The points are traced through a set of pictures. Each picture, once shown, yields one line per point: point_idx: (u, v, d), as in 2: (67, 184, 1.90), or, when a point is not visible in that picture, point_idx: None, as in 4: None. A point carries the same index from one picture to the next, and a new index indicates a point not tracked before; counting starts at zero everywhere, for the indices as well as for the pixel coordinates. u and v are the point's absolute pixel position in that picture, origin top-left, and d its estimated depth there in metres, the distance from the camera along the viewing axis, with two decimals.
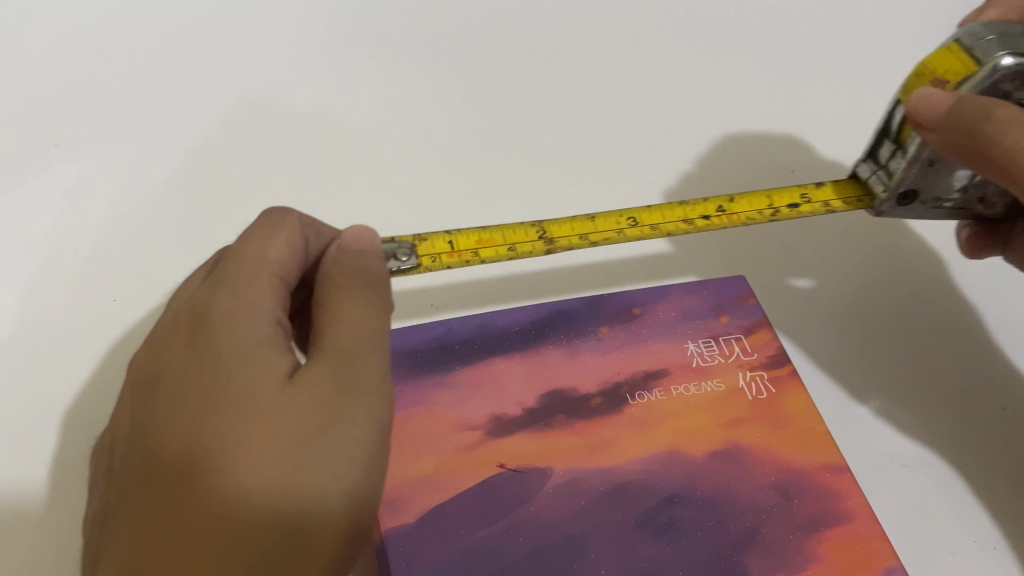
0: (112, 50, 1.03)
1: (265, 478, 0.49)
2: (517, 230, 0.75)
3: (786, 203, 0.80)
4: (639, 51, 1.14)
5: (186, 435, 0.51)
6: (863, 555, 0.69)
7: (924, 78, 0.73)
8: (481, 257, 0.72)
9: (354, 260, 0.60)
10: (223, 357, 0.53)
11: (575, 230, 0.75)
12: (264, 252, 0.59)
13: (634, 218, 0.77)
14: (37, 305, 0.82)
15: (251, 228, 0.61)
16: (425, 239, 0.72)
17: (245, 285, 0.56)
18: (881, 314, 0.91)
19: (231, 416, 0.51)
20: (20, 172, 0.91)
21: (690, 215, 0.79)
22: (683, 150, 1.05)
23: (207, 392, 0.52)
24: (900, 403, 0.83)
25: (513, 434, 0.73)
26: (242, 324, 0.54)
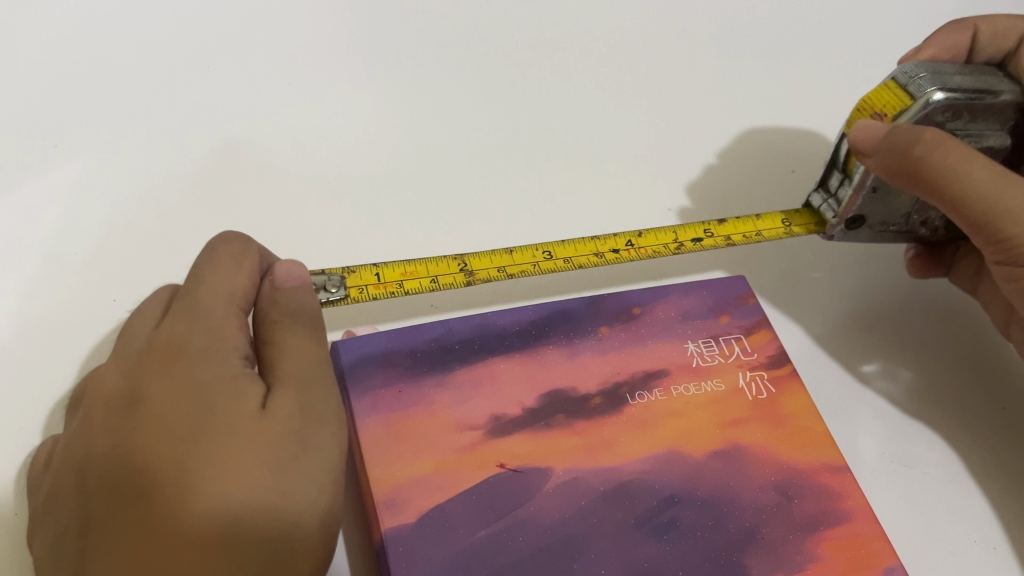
0: (113, 49, 1.03)
1: (248, 495, 0.54)
2: (440, 263, 0.81)
3: (689, 236, 0.87)
4: (638, 52, 1.15)
5: (166, 459, 0.54)
6: (863, 555, 0.70)
7: (864, 113, 0.80)
8: (406, 288, 0.78)
9: (292, 293, 0.65)
10: (200, 386, 0.57)
11: (494, 263, 0.83)
12: (229, 286, 0.63)
13: (550, 251, 0.85)
14: (37, 305, 0.82)
15: (207, 260, 0.64)
16: (353, 272, 0.79)
17: (213, 319, 0.61)
18: (880, 314, 0.91)
19: (213, 442, 0.55)
20: (20, 172, 0.91)
21: (601, 249, 0.86)
22: (684, 149, 1.05)
23: (185, 418, 0.56)
24: (900, 403, 0.83)
25: (513, 434, 0.73)
26: (216, 356, 0.59)
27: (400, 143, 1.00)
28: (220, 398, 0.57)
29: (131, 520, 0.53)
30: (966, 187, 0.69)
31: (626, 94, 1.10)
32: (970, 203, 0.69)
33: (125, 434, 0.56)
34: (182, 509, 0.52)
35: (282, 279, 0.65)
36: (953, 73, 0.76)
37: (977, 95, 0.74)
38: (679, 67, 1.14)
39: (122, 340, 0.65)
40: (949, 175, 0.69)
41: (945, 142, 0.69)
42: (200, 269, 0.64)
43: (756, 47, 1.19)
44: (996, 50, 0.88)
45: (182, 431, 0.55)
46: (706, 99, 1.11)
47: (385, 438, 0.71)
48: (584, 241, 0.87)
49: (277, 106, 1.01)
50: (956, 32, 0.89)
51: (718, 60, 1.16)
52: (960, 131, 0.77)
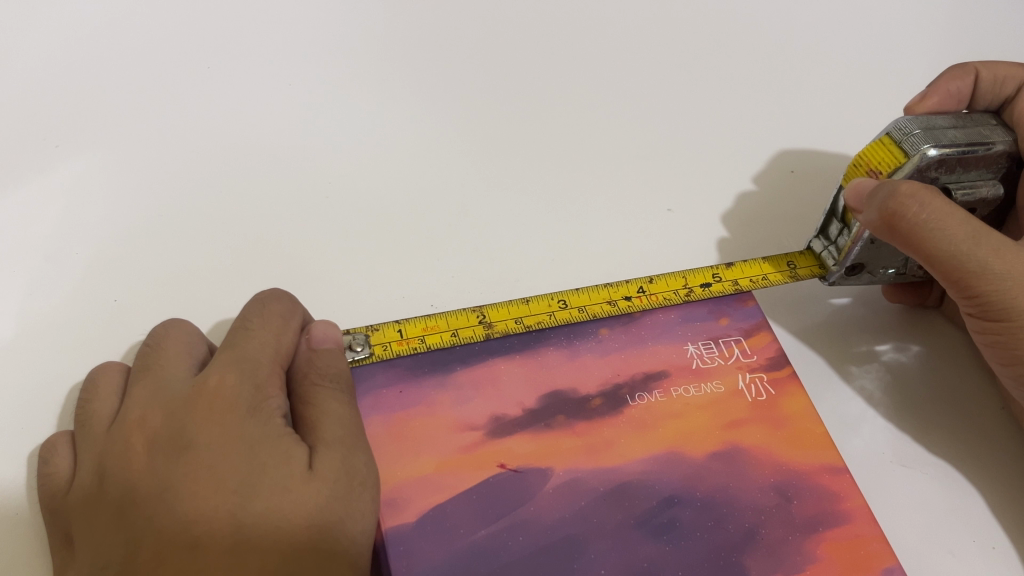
0: (114, 52, 1.04)
1: (283, 539, 0.59)
2: (459, 316, 0.82)
3: (699, 282, 0.88)
4: (637, 49, 1.15)
5: (211, 503, 0.59)
6: (863, 555, 0.70)
7: (862, 169, 0.79)
8: (427, 344, 0.78)
9: (330, 354, 0.71)
10: (247, 439, 0.63)
11: (511, 313, 0.82)
12: (275, 342, 0.70)
13: (564, 300, 0.85)
14: (36, 307, 0.82)
15: (256, 319, 0.71)
16: (377, 329, 0.79)
17: (259, 371, 0.67)
18: (881, 314, 0.91)
19: (257, 493, 0.60)
20: (20, 173, 0.92)
21: (613, 297, 0.86)
22: (687, 146, 1.04)
23: (237, 461, 0.61)
24: (898, 402, 0.83)
25: (513, 435, 0.73)
26: (264, 414, 0.65)
27: (402, 144, 1.00)
28: (268, 443, 0.63)
29: (190, 554, 0.57)
30: (945, 243, 0.67)
31: (630, 93, 1.09)
32: (946, 259, 0.68)
33: (177, 475, 0.61)
34: (223, 551, 0.58)
35: (319, 341, 0.71)
36: (946, 127, 0.75)
37: (969, 147, 0.74)
38: (682, 66, 1.14)
39: (155, 380, 0.68)
40: (927, 231, 0.68)
41: (923, 196, 0.68)
42: (249, 324, 0.71)
43: (763, 46, 1.18)
44: (994, 96, 0.87)
45: (234, 474, 0.61)
46: (711, 97, 1.10)
47: (386, 438, 0.72)
48: (597, 288, 0.87)
49: (277, 104, 1.01)
50: (957, 77, 0.88)
51: (723, 60, 1.15)
52: (954, 184, 0.76)
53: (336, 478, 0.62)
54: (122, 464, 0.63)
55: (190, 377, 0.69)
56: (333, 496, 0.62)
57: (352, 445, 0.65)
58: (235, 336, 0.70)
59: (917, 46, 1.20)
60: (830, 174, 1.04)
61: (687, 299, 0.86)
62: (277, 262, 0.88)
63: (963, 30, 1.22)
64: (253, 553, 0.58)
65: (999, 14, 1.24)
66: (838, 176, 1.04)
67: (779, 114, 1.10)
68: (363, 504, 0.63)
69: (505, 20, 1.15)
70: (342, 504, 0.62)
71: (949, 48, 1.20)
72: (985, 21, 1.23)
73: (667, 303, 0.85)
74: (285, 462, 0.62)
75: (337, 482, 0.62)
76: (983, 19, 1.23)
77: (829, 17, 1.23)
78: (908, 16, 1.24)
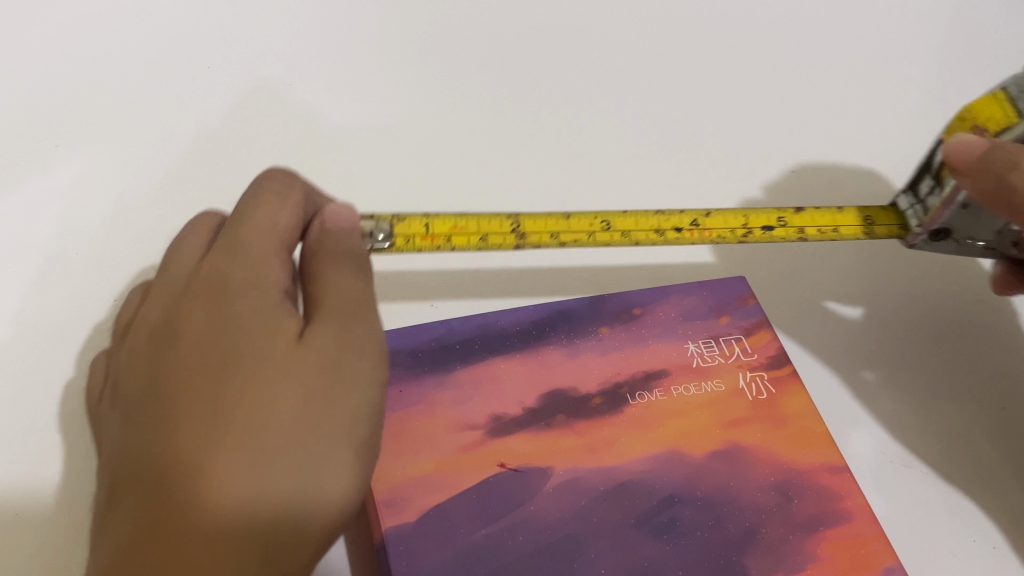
0: (113, 51, 1.04)
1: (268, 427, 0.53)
2: (492, 221, 0.79)
3: (760, 225, 0.82)
4: (635, 52, 1.15)
5: (195, 394, 0.54)
6: (864, 555, 0.69)
7: (965, 123, 0.73)
8: (452, 244, 0.77)
9: (342, 235, 0.67)
10: (237, 319, 0.57)
11: (547, 228, 0.79)
12: (272, 219, 0.64)
13: (608, 223, 0.81)
14: (35, 306, 0.82)
15: (254, 197, 0.65)
16: (403, 220, 0.78)
17: (254, 251, 0.61)
18: (877, 316, 0.91)
19: (238, 381, 0.54)
20: (20, 172, 0.92)
21: (663, 227, 0.82)
22: (685, 152, 1.05)
23: (222, 345, 0.56)
24: (898, 404, 0.83)
25: (513, 434, 0.73)
26: (258, 291, 0.59)
27: (401, 146, 1.01)
28: (261, 323, 0.58)
29: (161, 439, 0.52)
30: None
31: (627, 96, 1.10)
32: None
33: (165, 366, 0.56)
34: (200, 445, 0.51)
35: (333, 221, 0.68)
36: None
37: None
38: (681, 70, 1.14)
39: (164, 280, 0.65)
40: None
41: None
42: (246, 202, 0.65)
43: (759, 49, 1.19)
44: None
45: (217, 361, 0.55)
46: (708, 101, 1.12)
47: (386, 437, 0.72)
48: (643, 216, 0.82)
49: (279, 105, 1.02)
50: None
51: (720, 65, 1.16)
52: None
53: (329, 354, 0.58)
54: (127, 364, 0.60)
55: (195, 264, 0.65)
56: (328, 377, 0.57)
57: (353, 319, 0.61)
58: (234, 216, 0.65)
59: (912, 46, 1.21)
60: (826, 177, 1.05)
61: (743, 239, 0.81)
62: None
63: (959, 29, 1.23)
64: (228, 448, 0.51)
65: (997, 12, 1.24)
66: (835, 180, 1.04)
67: (776, 117, 1.11)
68: (362, 385, 0.59)
69: (503, 19, 1.15)
70: (338, 381, 0.57)
71: (945, 47, 1.21)
72: (982, 20, 1.24)
73: (719, 241, 0.81)
74: (275, 342, 0.57)
75: (329, 360, 0.58)
76: (980, 18, 1.24)
77: (825, 19, 1.24)
78: (904, 18, 1.25)
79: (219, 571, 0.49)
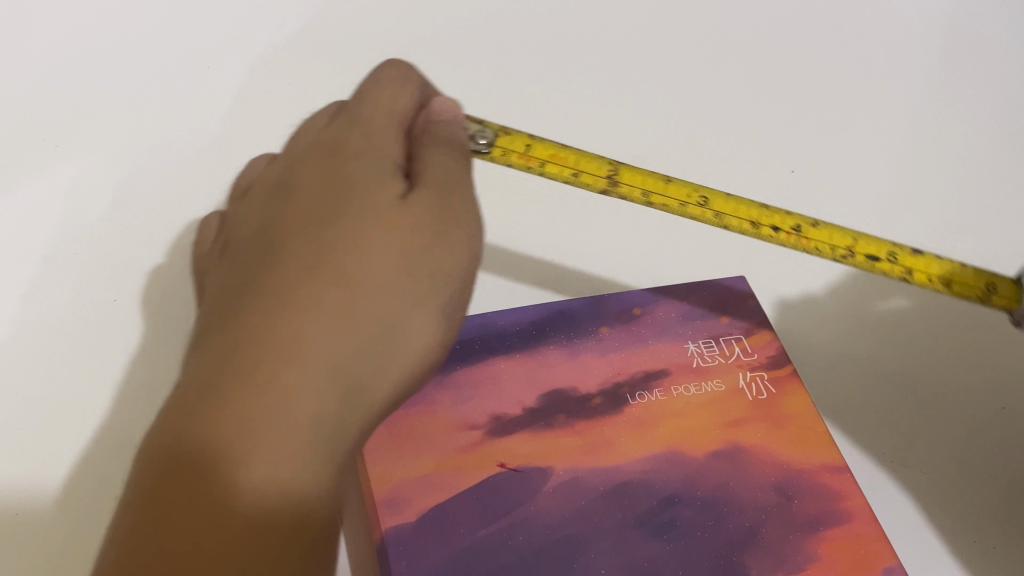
0: (106, 45, 1.03)
1: (363, 279, 0.55)
2: (592, 162, 0.77)
3: (866, 250, 0.77)
4: (636, 34, 1.11)
5: (302, 235, 0.57)
6: (864, 555, 0.69)
7: None
8: (544, 170, 0.76)
9: (445, 124, 0.67)
10: (344, 179, 0.60)
11: (642, 184, 0.77)
12: (389, 97, 0.67)
13: (707, 199, 0.78)
14: (38, 307, 0.83)
15: (374, 80, 0.68)
16: (507, 133, 0.77)
17: (377, 125, 0.64)
18: (874, 372, 0.92)
19: (342, 229, 0.57)
20: (18, 171, 0.91)
21: (761, 220, 0.78)
22: (686, 147, 1.03)
23: (330, 199, 0.59)
24: (925, 465, 0.84)
25: (513, 434, 0.73)
26: (367, 157, 0.62)
27: None
28: (367, 184, 0.60)
29: (266, 267, 0.56)
30: None
31: (629, 84, 1.07)
32: None
33: (279, 212, 0.60)
34: (302, 281, 0.54)
35: (439, 111, 0.68)
36: None
37: None
38: (695, 61, 1.10)
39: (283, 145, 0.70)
40: None
41: None
42: (364, 84, 0.68)
43: (769, 26, 1.14)
44: None
45: (324, 212, 0.58)
46: (712, 87, 1.08)
47: (386, 437, 0.72)
48: (761, 208, 0.79)
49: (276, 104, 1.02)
50: None
51: (739, 53, 1.11)
52: None
53: (425, 221, 0.59)
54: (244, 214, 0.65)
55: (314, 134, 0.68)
56: (423, 242, 0.58)
57: (449, 199, 0.62)
58: (355, 92, 0.68)
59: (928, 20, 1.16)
60: (834, 170, 1.01)
61: (838, 259, 0.77)
62: None
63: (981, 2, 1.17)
64: (327, 287, 0.54)
65: None
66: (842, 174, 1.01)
67: (784, 103, 1.07)
68: (450, 262, 0.60)
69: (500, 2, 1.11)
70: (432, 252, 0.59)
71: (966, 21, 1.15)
72: None
73: (817, 254, 0.77)
74: (377, 202, 0.59)
75: (425, 228, 0.59)
76: None
77: None
78: None
79: (303, 399, 0.50)
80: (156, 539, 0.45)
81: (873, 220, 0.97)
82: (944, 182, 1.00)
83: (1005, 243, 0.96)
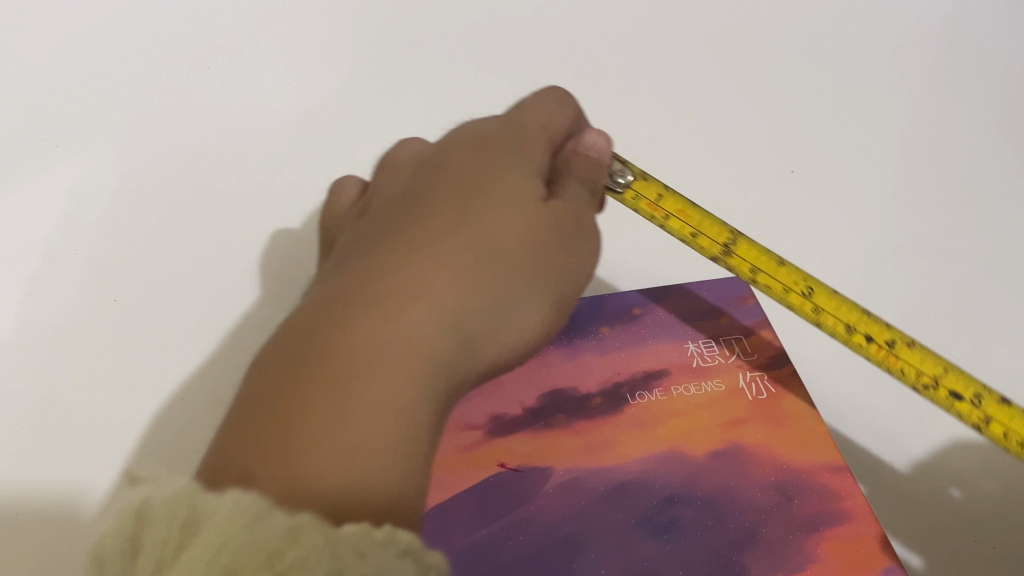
0: (103, 44, 1.01)
1: (488, 282, 0.56)
2: (713, 226, 0.74)
3: (951, 387, 0.66)
4: (639, 29, 1.10)
5: (449, 218, 0.58)
6: (864, 555, 0.66)
7: None
8: (666, 224, 0.74)
9: (591, 161, 0.69)
10: (490, 175, 0.61)
11: (755, 261, 0.73)
12: (549, 112, 0.67)
13: (813, 290, 0.71)
14: (40, 309, 0.84)
15: (542, 94, 0.69)
16: (647, 179, 0.75)
17: (526, 124, 0.66)
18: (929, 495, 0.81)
19: (484, 224, 0.58)
20: (19, 172, 0.91)
21: (859, 326, 0.70)
22: (684, 149, 1.03)
23: (478, 189, 0.60)
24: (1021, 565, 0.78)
25: (513, 434, 0.74)
26: (516, 162, 0.63)
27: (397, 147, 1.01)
28: (511, 186, 0.61)
29: (406, 236, 0.57)
30: None
31: (629, 85, 1.07)
32: None
33: (429, 189, 0.61)
34: (442, 263, 0.55)
35: (584, 147, 0.69)
36: None
37: None
38: (698, 58, 1.09)
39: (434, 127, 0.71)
40: None
41: None
42: (529, 96, 0.69)
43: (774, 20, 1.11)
44: None
45: (471, 200, 0.59)
46: (714, 85, 1.07)
47: None
48: (864, 314, 0.70)
49: (277, 107, 1.02)
50: None
51: (743, 48, 1.09)
52: None
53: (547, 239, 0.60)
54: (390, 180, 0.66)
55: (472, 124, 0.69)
56: (540, 261, 0.59)
57: (575, 230, 0.63)
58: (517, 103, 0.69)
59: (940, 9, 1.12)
60: (835, 169, 1.01)
61: (916, 388, 0.67)
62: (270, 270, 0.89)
63: None
64: (458, 279, 0.54)
65: None
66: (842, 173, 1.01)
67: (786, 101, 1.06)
68: (556, 290, 0.61)
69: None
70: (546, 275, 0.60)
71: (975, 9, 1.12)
72: None
73: (896, 375, 0.67)
74: (516, 206, 0.60)
75: (547, 246, 0.60)
76: None
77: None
78: None
79: (409, 383, 0.48)
80: (250, 451, 0.44)
81: (873, 220, 0.98)
82: (946, 179, 1.00)
83: (1007, 239, 0.95)
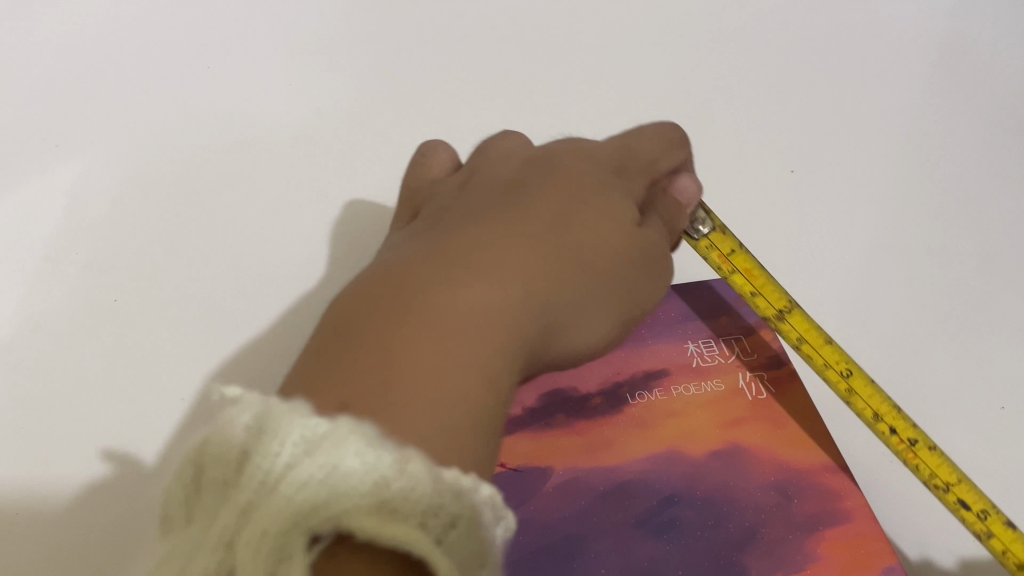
0: (107, 48, 1.03)
1: (577, 286, 0.56)
2: (775, 292, 0.77)
3: (961, 494, 0.70)
4: (638, 29, 1.10)
5: (550, 209, 0.60)
6: (863, 555, 0.67)
7: None
8: (730, 277, 0.78)
9: (684, 203, 0.72)
10: (589, 185, 0.64)
11: (807, 334, 0.76)
12: (659, 149, 0.72)
13: (854, 374, 0.75)
14: (39, 308, 0.84)
15: (657, 131, 0.74)
16: (725, 233, 0.78)
17: (636, 155, 0.71)
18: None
19: (580, 226, 0.60)
20: (21, 173, 0.92)
21: (890, 418, 0.73)
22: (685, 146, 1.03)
23: (581, 193, 0.63)
24: None
25: (514, 434, 0.74)
26: (616, 184, 0.66)
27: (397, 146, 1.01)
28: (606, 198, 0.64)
29: (509, 216, 0.58)
30: None
31: (628, 84, 1.07)
32: None
33: (534, 180, 0.63)
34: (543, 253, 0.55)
35: (683, 188, 0.73)
36: None
37: None
38: (698, 57, 1.08)
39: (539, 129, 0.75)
40: None
41: None
42: (643, 130, 0.74)
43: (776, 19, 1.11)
44: None
45: (570, 201, 0.61)
46: (714, 84, 1.07)
47: None
48: (896, 408, 0.74)
49: (277, 103, 1.02)
50: None
51: (741, 46, 1.09)
52: None
53: (632, 260, 0.62)
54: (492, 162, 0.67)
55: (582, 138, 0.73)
56: (621, 279, 0.60)
57: (655, 258, 0.65)
58: (630, 132, 0.73)
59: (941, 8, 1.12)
60: (834, 167, 1.01)
61: (928, 485, 0.71)
62: (266, 273, 0.89)
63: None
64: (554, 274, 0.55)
65: None
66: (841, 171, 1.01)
67: (786, 100, 1.06)
68: (632, 312, 0.62)
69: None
70: (626, 298, 0.61)
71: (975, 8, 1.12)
72: None
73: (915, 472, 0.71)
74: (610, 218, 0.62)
75: (631, 267, 0.62)
76: None
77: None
78: None
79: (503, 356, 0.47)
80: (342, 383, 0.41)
81: (874, 218, 0.97)
82: (948, 177, 0.99)
83: (1007, 238, 0.95)
